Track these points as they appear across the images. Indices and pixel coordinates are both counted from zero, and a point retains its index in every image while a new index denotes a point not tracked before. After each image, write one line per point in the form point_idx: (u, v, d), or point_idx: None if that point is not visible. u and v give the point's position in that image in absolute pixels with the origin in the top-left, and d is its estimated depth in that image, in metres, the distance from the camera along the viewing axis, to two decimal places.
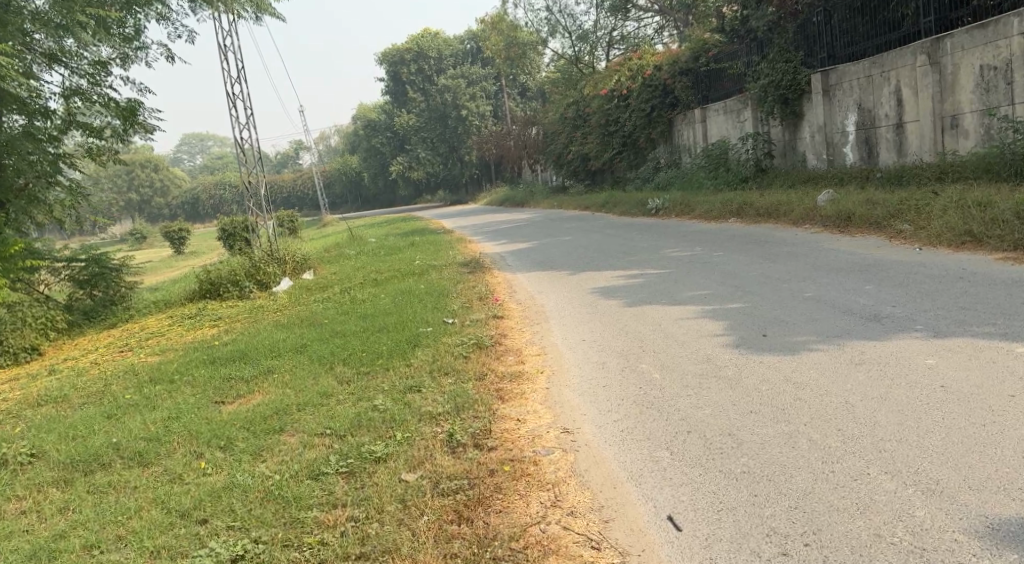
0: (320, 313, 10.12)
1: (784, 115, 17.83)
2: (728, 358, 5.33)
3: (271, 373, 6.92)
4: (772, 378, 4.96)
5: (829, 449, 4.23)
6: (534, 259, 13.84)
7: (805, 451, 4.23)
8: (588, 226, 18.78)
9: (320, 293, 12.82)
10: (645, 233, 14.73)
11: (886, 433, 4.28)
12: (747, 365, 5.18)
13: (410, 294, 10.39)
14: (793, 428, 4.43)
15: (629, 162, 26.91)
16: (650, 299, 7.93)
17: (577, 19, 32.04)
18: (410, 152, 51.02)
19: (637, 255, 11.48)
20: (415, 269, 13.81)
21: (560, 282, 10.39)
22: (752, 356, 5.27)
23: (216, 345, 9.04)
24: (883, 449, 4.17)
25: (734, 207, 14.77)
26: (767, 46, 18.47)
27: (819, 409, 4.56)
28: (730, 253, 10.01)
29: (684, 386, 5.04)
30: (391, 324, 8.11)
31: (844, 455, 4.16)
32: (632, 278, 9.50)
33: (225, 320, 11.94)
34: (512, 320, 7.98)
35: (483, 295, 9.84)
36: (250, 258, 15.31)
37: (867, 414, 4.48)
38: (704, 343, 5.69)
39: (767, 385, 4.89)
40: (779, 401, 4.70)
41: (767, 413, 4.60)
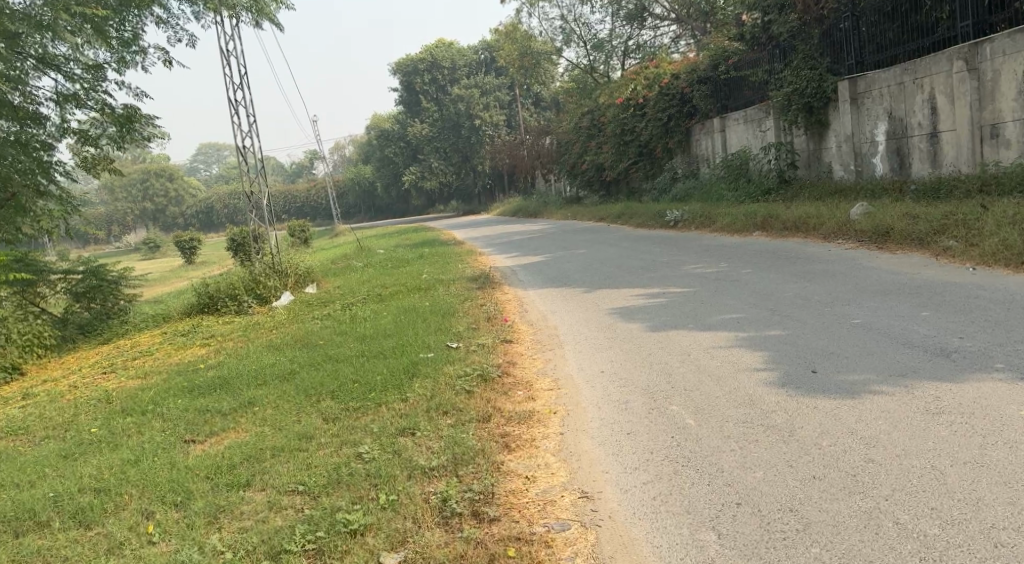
0: (318, 333, 9.39)
1: (808, 124, 17.02)
2: (775, 402, 4.57)
3: (251, 406, 6.19)
4: (835, 432, 4.21)
5: (925, 539, 3.46)
6: (547, 274, 13.09)
7: (895, 541, 3.46)
8: (604, 239, 17.99)
9: (320, 310, 12.09)
10: (664, 246, 13.97)
11: (997, 518, 3.50)
12: (800, 412, 4.42)
13: (413, 313, 9.63)
14: (872, 505, 3.67)
15: (645, 172, 26.13)
16: (675, 324, 7.14)
17: (592, 28, 31.38)
18: (422, 162, 50.38)
19: (657, 272, 10.71)
20: (421, 284, 13.08)
21: (574, 301, 9.61)
22: (804, 400, 4.51)
23: (201, 370, 8.31)
24: (999, 542, 3.39)
25: (758, 219, 13.98)
26: (789, 52, 17.69)
27: (901, 479, 3.79)
28: (759, 271, 9.25)
29: (725, 439, 4.27)
30: (390, 349, 7.36)
31: (948, 550, 3.39)
32: (654, 297, 8.73)
33: (219, 338, 11.25)
34: (523, 346, 7.22)
35: (491, 315, 9.08)
36: (250, 271, 14.58)
37: (968, 489, 3.72)
38: (743, 380, 4.93)
39: (831, 440, 4.14)
40: (847, 465, 3.94)
41: (836, 481, 3.84)
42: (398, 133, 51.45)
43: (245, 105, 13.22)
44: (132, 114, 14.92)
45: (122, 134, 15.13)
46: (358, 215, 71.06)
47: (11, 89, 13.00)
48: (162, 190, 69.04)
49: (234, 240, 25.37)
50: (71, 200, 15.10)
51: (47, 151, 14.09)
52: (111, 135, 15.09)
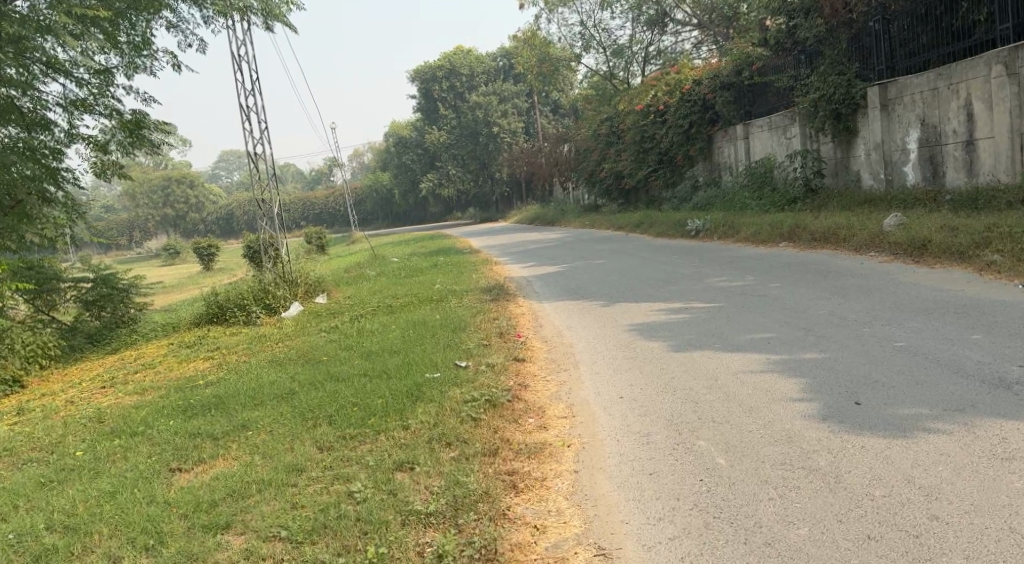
0: (323, 348, 8.97)
1: (836, 132, 16.51)
2: (819, 440, 4.17)
3: (245, 430, 5.78)
4: (889, 479, 3.81)
5: None
6: (565, 284, 12.66)
7: None
8: (623, 248, 17.50)
9: (329, 321, 11.68)
10: (686, 257, 13.51)
11: None
12: (847, 453, 4.03)
13: (423, 328, 9.18)
14: None
15: (665, 180, 25.64)
16: (701, 343, 6.70)
17: (612, 34, 30.98)
18: (439, 169, 50.05)
19: (680, 284, 10.26)
20: (434, 295, 12.67)
21: (593, 315, 9.15)
22: (852, 439, 4.11)
23: (200, 388, 7.88)
24: None
25: (785, 229, 13.51)
26: (817, 57, 17.21)
27: (972, 542, 3.39)
28: (789, 286, 8.80)
29: (763, 486, 3.87)
30: (396, 368, 6.91)
31: None
32: (677, 312, 8.28)
33: (224, 350, 10.87)
34: (538, 365, 6.76)
35: (505, 330, 8.63)
36: (260, 280, 14.18)
37: None
38: (781, 412, 4.52)
39: (884, 490, 3.74)
40: (907, 522, 3.54)
41: (897, 542, 3.45)
42: (416, 140, 51.26)
43: (257, 111, 12.35)
44: (139, 119, 14.60)
45: (130, 139, 14.82)
46: (375, 221, 70.86)
47: (20, 93, 12.70)
48: (183, 196, 69.12)
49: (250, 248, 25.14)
50: (78, 207, 14.78)
51: (55, 157, 13.78)
52: (119, 140, 14.78)
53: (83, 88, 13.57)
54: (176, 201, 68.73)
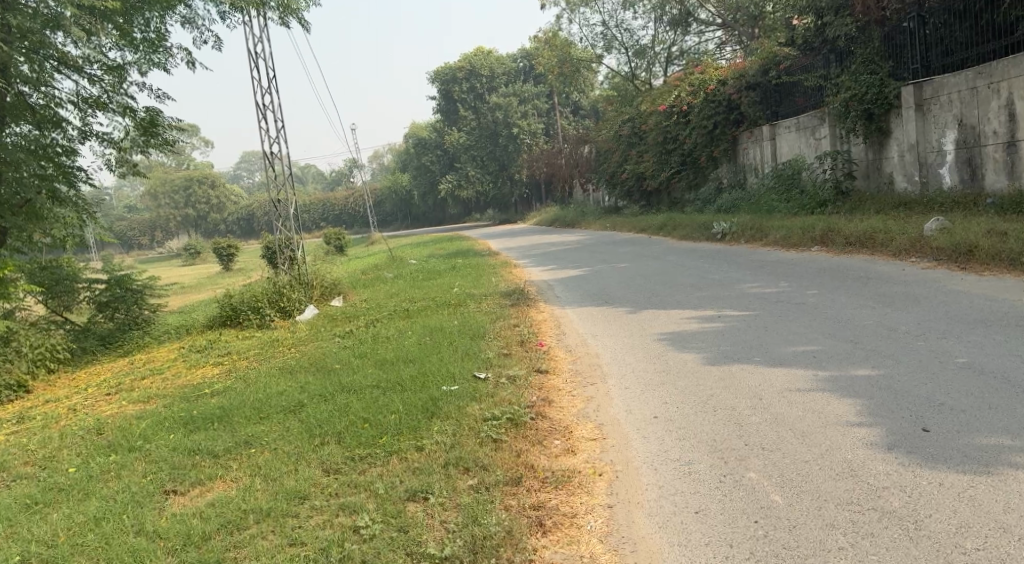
0: (334, 355, 8.53)
1: (867, 132, 15.96)
2: (890, 477, 3.93)
3: (248, 447, 5.37)
4: (978, 527, 3.58)
5: None
6: (587, 289, 12.21)
7: None
8: (646, 252, 17.02)
9: (344, 326, 11.24)
10: (713, 261, 13.06)
11: None
12: (924, 494, 3.79)
13: (441, 334, 8.72)
14: None
15: (688, 182, 25.14)
16: (739, 356, 6.23)
17: (634, 33, 30.47)
18: (459, 170, 49.64)
19: (710, 291, 9.78)
20: (452, 299, 12.25)
21: (618, 323, 8.66)
22: (926, 477, 3.88)
23: (206, 398, 7.43)
24: None
25: (817, 234, 13.04)
26: (848, 56, 16.64)
27: None
28: (827, 293, 8.38)
29: (832, 533, 3.64)
30: (411, 378, 6.49)
31: None
32: (709, 321, 7.83)
33: (235, 355, 10.46)
34: (564, 378, 6.32)
35: (527, 338, 8.16)
36: (274, 281, 13.73)
37: None
38: (841, 440, 4.25)
39: (976, 542, 3.51)
40: None
41: None
42: (436, 141, 50.93)
43: (273, 109, 12.36)
44: (154, 116, 14.14)
45: (144, 136, 14.37)
46: (394, 223, 70.55)
47: (31, 90, 12.38)
48: (204, 198, 68.99)
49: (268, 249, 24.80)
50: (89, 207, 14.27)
51: (66, 155, 13.35)
52: (134, 139, 14.35)
53: (97, 85, 13.08)
54: (197, 202, 68.64)
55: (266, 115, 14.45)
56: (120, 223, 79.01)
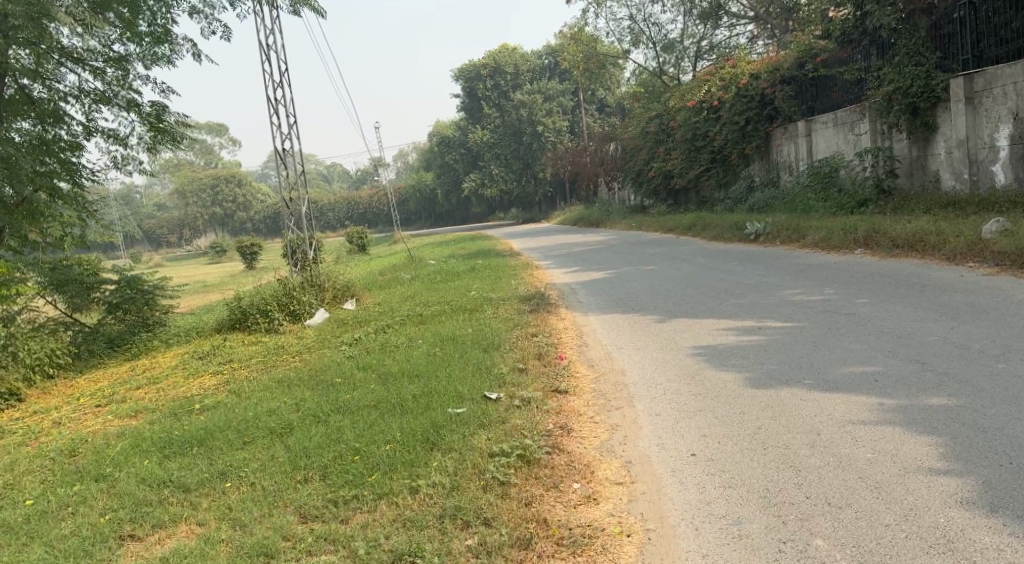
0: (339, 366, 7.78)
1: (912, 128, 15.11)
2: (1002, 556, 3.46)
3: (226, 475, 4.76)
4: None
5: None
6: (614, 293, 11.46)
7: None
8: (676, 253, 16.26)
9: (354, 333, 10.44)
10: (749, 265, 12.30)
11: None
12: None
13: (453, 345, 7.96)
14: None
15: (718, 180, 24.33)
16: (788, 378, 5.52)
17: (663, 27, 29.62)
18: (482, 169, 48.94)
19: (749, 300, 9.03)
20: (469, 304, 11.54)
21: (648, 334, 7.89)
22: None
23: (191, 417, 6.66)
24: None
25: (860, 235, 12.60)
26: (890, 47, 15.77)
27: None
28: (882, 305, 7.68)
29: None
30: (412, 396, 5.82)
31: None
32: (751, 333, 7.12)
33: (239, 360, 9.64)
34: (586, 398, 5.65)
35: (545, 351, 7.40)
36: (285, 282, 12.86)
37: None
38: (935, 502, 3.78)
39: None
40: None
41: None
42: (459, 139, 50.28)
43: (286, 104, 12.17)
44: (161, 112, 12.46)
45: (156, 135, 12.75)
46: (418, 222, 70.02)
47: (31, 84, 11.81)
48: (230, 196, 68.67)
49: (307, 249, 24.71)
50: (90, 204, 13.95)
51: (70, 150, 12.62)
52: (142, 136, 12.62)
53: (99, 78, 12.08)
54: (223, 200, 68.38)
55: (277, 110, 13.58)
56: (146, 221, 79.06)
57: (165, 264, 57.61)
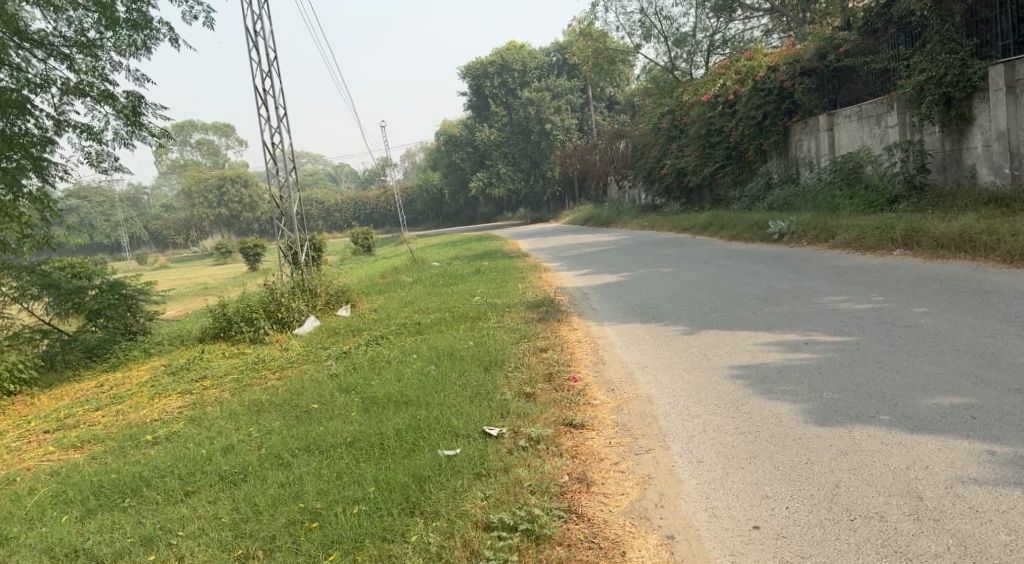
0: (321, 387, 6.74)
1: (946, 121, 14.07)
2: None
3: (156, 543, 3.99)
4: None
5: None
6: (631, 299, 10.40)
7: None
8: (695, 254, 15.22)
9: (342, 345, 9.33)
10: (776, 268, 11.32)
11: None
12: None
13: (452, 364, 6.88)
14: None
15: (733, 177, 23.29)
16: (854, 411, 4.53)
17: (674, 21, 28.59)
18: (490, 168, 47.91)
19: (785, 310, 8.05)
20: (470, 311, 10.47)
21: (674, 351, 6.85)
22: None
23: (138, 453, 5.55)
24: None
25: (898, 235, 11.57)
26: (921, 35, 14.80)
27: None
28: (946, 317, 6.72)
29: None
30: (395, 431, 4.82)
31: None
32: (795, 352, 6.12)
33: (214, 375, 8.55)
34: (609, 434, 4.67)
35: (556, 371, 6.35)
36: (271, 288, 11.70)
37: None
38: None
39: None
40: None
41: None
42: (466, 138, 49.23)
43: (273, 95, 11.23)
44: (138, 105, 11.29)
45: (134, 132, 11.56)
46: (426, 222, 68.96)
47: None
48: (237, 196, 67.73)
49: (318, 249, 24.00)
50: (53, 204, 12.87)
51: (41, 146, 11.62)
52: (119, 130, 11.46)
53: (68, 66, 10.95)
54: (229, 201, 67.43)
55: (267, 102, 12.50)
56: (151, 222, 78.24)
57: (170, 266, 56.76)
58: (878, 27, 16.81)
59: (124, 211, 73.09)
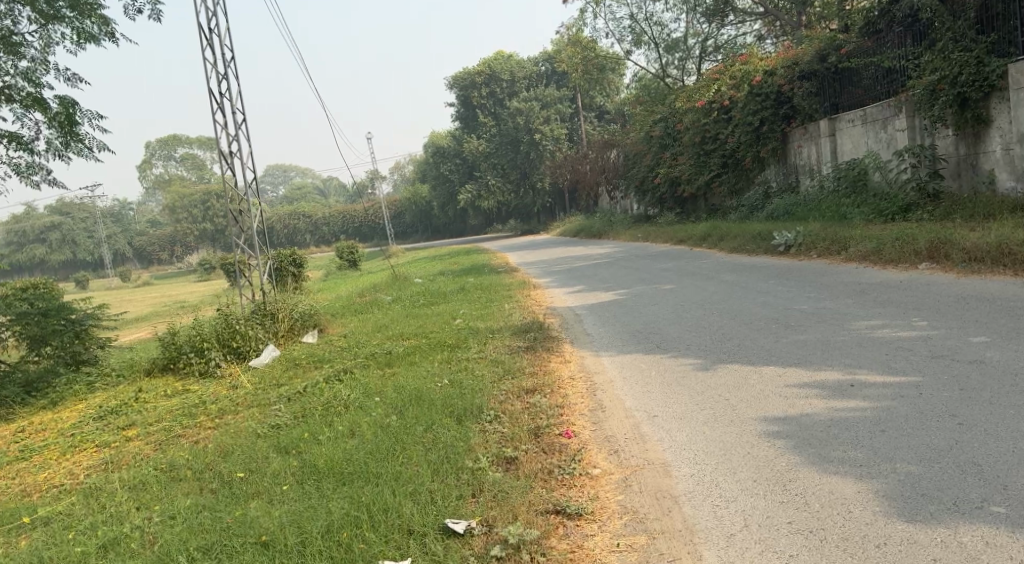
0: (257, 443, 5.54)
1: (961, 123, 12.97)
2: None
3: None
4: None
5: None
6: (629, 323, 9.17)
7: None
8: (695, 268, 14.03)
9: (297, 383, 8.02)
10: (789, 286, 10.14)
11: None
12: None
13: (422, 412, 5.60)
14: None
15: (730, 187, 22.17)
16: (952, 496, 3.66)
17: (665, 26, 27.51)
18: (478, 179, 46.65)
19: (812, 339, 6.84)
20: (448, 339, 9.24)
21: (687, 395, 5.62)
22: None
23: (3, 548, 4.48)
24: None
25: (922, 248, 10.44)
26: (930, 34, 13.75)
27: None
28: (1011, 351, 5.57)
29: None
30: (327, 528, 3.87)
31: None
32: (838, 401, 4.93)
33: (145, 420, 7.31)
34: (617, 528, 3.79)
35: (546, 424, 5.12)
36: (228, 314, 10.42)
37: None
38: None
39: None
40: None
41: None
42: (453, 149, 47.98)
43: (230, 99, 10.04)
44: (72, 113, 10.07)
45: (69, 143, 10.37)
46: (415, 234, 67.67)
47: None
48: (223, 211, 66.22)
49: (298, 266, 22.49)
50: None
51: None
52: (52, 140, 10.26)
53: None
54: (214, 216, 65.93)
55: (224, 108, 11.29)
56: (134, 239, 76.56)
57: (154, 284, 55.15)
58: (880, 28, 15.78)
59: (105, 228, 71.43)
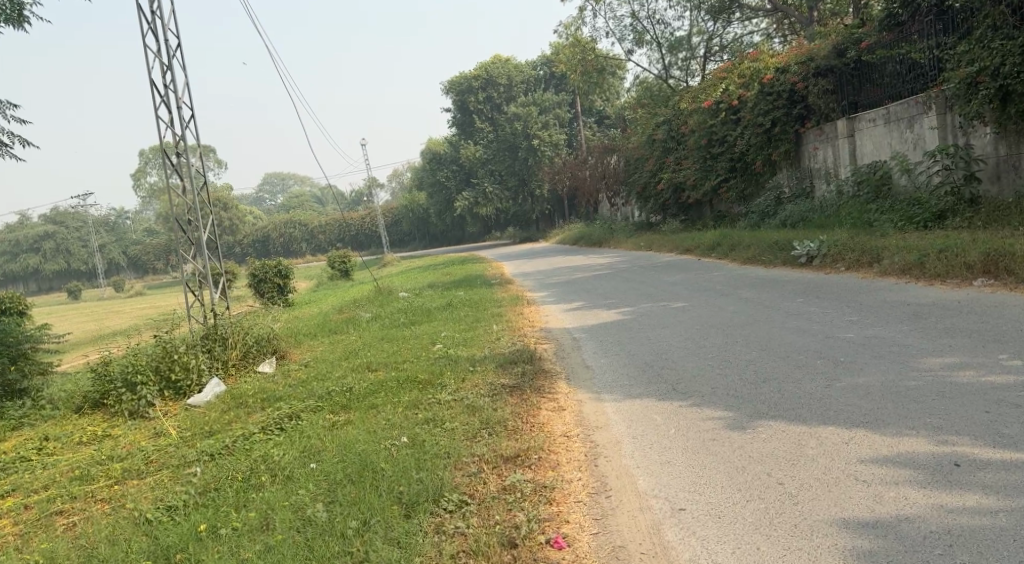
0: (137, 543, 4.18)
1: (1003, 120, 11.43)
2: None
3: None
4: None
5: None
6: (637, 353, 7.62)
7: None
8: (706, 283, 12.54)
9: (233, 431, 6.51)
10: (822, 306, 8.61)
11: None
12: None
13: (361, 494, 4.19)
14: None
15: (739, 192, 20.64)
16: None
17: (669, 24, 26.06)
18: (476, 186, 45.05)
19: (873, 383, 5.33)
20: (419, 372, 7.70)
21: (721, 473, 4.14)
22: None
23: None
24: None
25: (976, 262, 8.93)
26: (968, 23, 12.30)
27: None
28: None
29: None
30: None
31: None
32: (948, 506, 3.61)
33: (27, 485, 5.79)
34: None
35: (529, 525, 3.85)
36: (169, 340, 8.93)
37: None
38: None
39: None
40: None
41: None
42: (450, 155, 46.48)
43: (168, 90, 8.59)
44: None
45: None
46: (413, 243, 66.04)
47: None
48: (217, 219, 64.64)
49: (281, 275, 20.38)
50: None
51: None
52: None
53: None
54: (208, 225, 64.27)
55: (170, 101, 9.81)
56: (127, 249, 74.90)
57: (146, 295, 53.53)
58: (904, 19, 14.33)
59: (98, 237, 69.78)
